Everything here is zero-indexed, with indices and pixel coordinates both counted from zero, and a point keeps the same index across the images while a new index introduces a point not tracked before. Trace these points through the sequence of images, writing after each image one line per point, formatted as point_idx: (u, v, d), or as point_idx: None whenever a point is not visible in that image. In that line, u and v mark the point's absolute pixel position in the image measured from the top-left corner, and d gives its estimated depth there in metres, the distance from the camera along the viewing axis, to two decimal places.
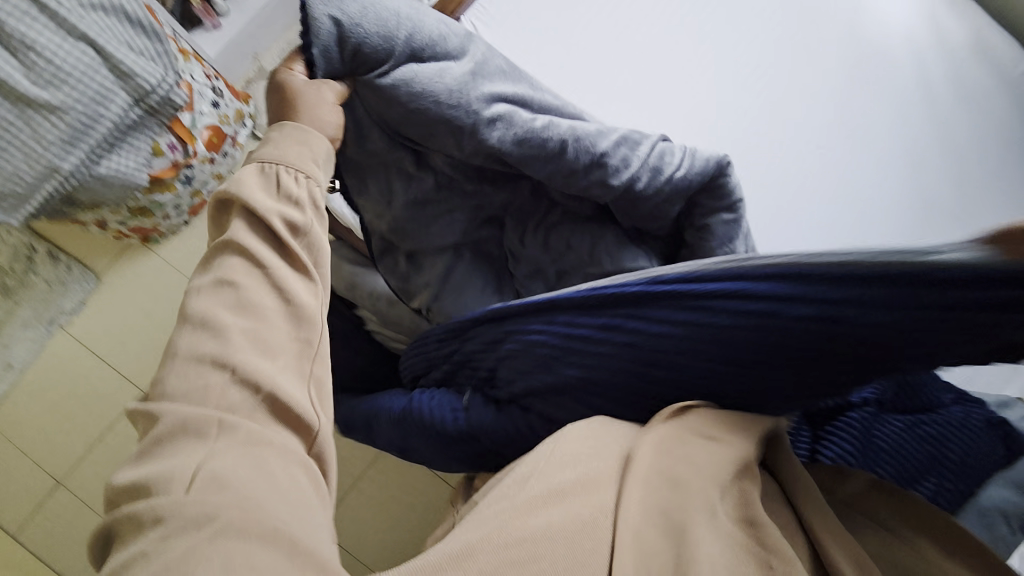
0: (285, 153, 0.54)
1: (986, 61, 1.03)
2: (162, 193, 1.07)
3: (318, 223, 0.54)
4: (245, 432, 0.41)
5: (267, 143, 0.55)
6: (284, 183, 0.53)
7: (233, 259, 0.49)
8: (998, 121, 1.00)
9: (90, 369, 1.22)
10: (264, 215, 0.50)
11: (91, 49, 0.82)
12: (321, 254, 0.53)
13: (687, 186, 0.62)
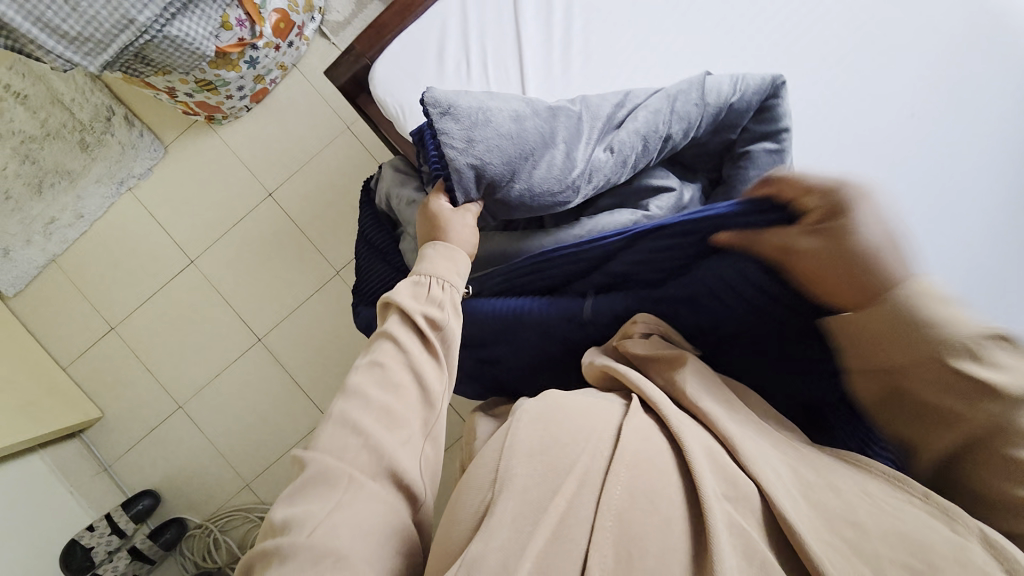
0: (435, 263, 0.58)
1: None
2: (228, 70, 1.11)
3: (453, 319, 0.55)
4: (363, 493, 0.42)
5: (421, 260, 0.59)
6: (436, 289, 0.56)
7: (386, 346, 0.51)
8: None
9: (149, 233, 1.33)
10: (412, 315, 0.52)
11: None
12: (452, 349, 0.54)
13: (737, 121, 0.70)
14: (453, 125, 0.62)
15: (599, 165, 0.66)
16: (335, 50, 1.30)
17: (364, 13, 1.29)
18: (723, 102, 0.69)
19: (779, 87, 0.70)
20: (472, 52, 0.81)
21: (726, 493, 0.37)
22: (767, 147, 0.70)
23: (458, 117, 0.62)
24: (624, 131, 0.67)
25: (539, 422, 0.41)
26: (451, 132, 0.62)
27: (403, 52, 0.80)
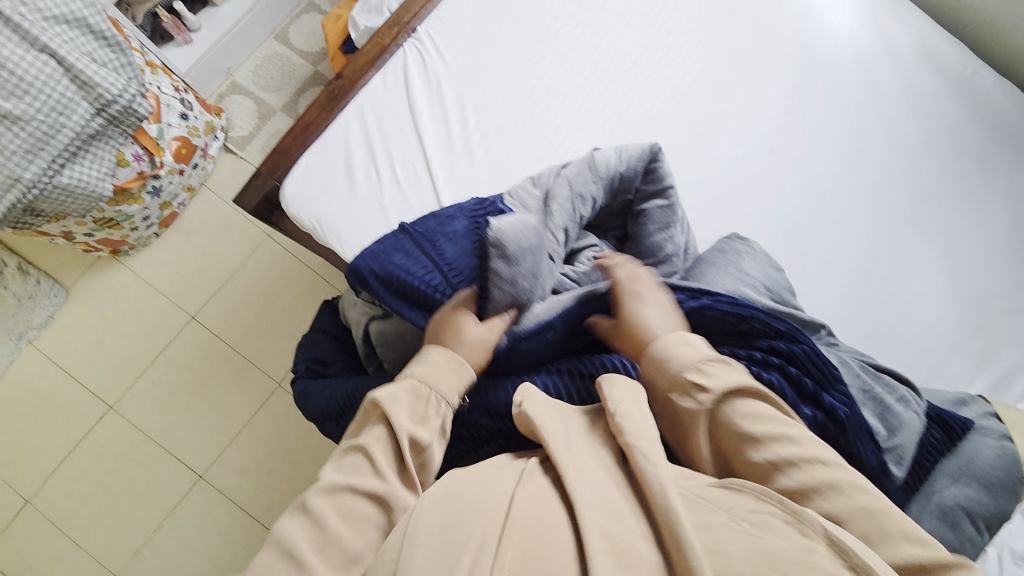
0: (441, 378, 0.57)
1: (938, 64, 1.05)
2: (130, 205, 1.07)
3: (439, 443, 0.55)
4: None
5: (425, 363, 0.58)
6: (435, 409, 0.55)
7: (358, 461, 0.52)
8: (948, 125, 1.02)
9: (59, 384, 1.21)
10: (398, 441, 0.52)
11: (53, 61, 0.81)
12: (429, 475, 0.55)
13: (628, 186, 0.78)
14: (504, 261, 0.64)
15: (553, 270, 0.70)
16: (243, 163, 1.30)
17: (268, 125, 1.32)
18: (612, 171, 0.76)
19: (657, 151, 0.78)
20: (379, 158, 0.84)
21: (609, 549, 0.40)
22: (659, 203, 0.77)
23: (516, 254, 0.64)
24: (550, 228, 0.71)
25: (446, 504, 0.45)
26: (504, 270, 0.64)
27: (310, 171, 0.82)
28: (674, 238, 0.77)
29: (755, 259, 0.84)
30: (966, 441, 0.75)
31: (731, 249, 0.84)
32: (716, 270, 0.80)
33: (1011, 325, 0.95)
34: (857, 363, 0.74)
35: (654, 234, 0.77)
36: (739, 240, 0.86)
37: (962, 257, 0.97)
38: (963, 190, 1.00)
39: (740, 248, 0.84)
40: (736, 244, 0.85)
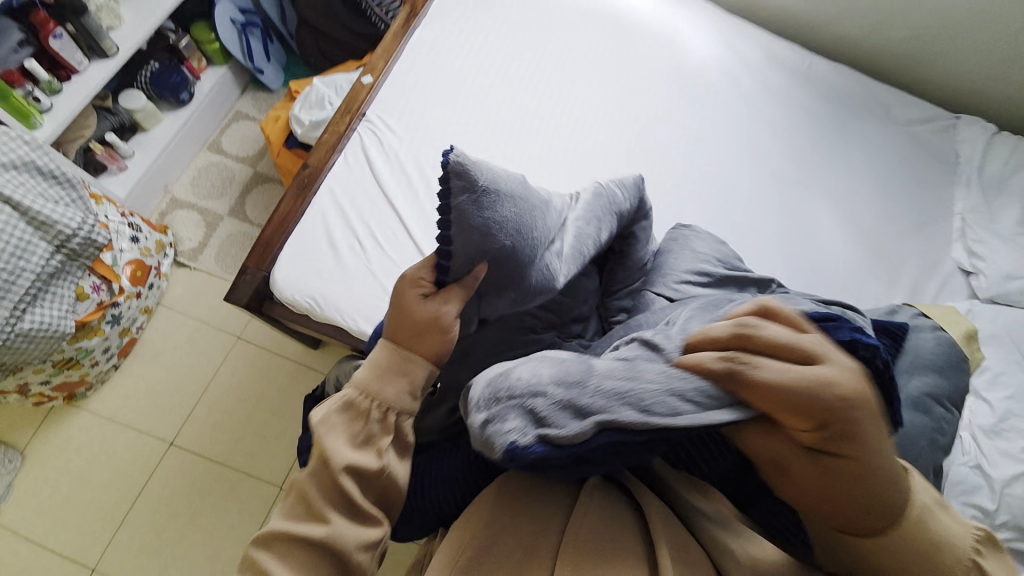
0: (387, 386, 0.54)
1: (783, 65, 1.31)
2: (90, 338, 1.02)
3: (390, 460, 0.53)
4: None
5: (369, 368, 0.55)
6: (383, 422, 0.54)
7: (298, 506, 0.50)
8: (807, 106, 1.27)
9: (27, 560, 1.06)
10: (335, 478, 0.49)
11: (10, 208, 0.81)
12: (385, 493, 0.53)
13: None
14: (475, 205, 0.51)
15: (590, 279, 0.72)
16: (198, 273, 1.29)
17: (217, 232, 1.32)
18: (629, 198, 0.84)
19: None
20: (358, 230, 0.89)
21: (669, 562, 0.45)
22: None
23: (487, 193, 0.52)
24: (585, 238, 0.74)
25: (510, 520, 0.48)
26: (471, 216, 0.51)
27: (295, 256, 0.85)
28: None
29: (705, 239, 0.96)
30: (910, 341, 0.88)
31: (683, 236, 0.96)
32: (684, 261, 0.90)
33: (902, 247, 1.17)
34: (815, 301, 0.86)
35: None
36: (683, 229, 0.99)
37: (851, 203, 1.19)
38: (835, 153, 1.24)
39: (685, 234, 0.97)
40: (683, 232, 0.98)
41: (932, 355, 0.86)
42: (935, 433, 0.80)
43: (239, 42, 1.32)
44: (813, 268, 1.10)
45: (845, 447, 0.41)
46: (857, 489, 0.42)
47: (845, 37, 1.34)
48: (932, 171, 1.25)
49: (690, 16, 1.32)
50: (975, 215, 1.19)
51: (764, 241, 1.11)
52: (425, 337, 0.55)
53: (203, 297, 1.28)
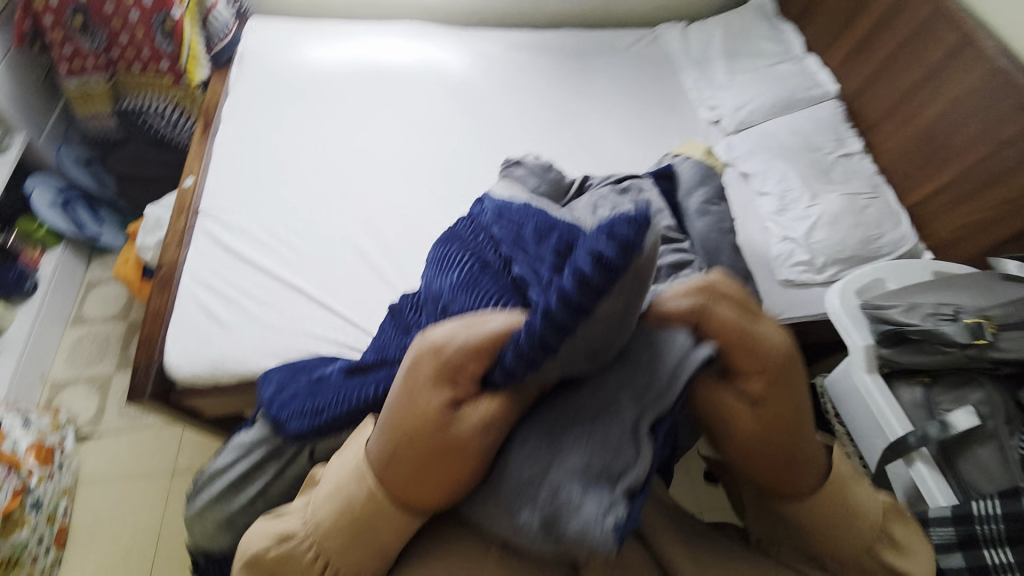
0: (342, 546, 0.49)
1: (522, 41, 1.64)
2: (19, 531, 1.00)
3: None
4: None
5: (327, 494, 0.50)
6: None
7: None
8: (551, 61, 1.60)
9: None
10: None
11: None
12: None
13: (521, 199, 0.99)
14: (623, 289, 0.41)
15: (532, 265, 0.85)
16: (109, 436, 1.28)
17: (113, 390, 1.33)
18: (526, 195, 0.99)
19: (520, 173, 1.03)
20: (231, 296, 1.00)
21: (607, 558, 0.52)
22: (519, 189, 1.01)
23: (634, 290, 0.42)
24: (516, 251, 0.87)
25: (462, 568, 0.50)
26: (614, 304, 0.41)
27: (180, 339, 0.93)
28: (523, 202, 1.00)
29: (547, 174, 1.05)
30: (678, 174, 1.11)
31: (501, 177, 1.05)
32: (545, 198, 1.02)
33: (662, 128, 1.50)
34: (608, 191, 0.98)
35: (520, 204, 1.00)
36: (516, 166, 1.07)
37: (612, 114, 1.51)
38: (585, 85, 1.56)
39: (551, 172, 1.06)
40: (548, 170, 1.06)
41: (693, 175, 1.10)
42: (719, 223, 1.03)
43: (64, 217, 1.39)
44: (607, 167, 1.39)
45: (786, 388, 0.48)
46: (807, 472, 0.51)
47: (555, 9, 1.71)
48: (656, 72, 1.63)
49: (429, 36, 1.55)
50: (698, 85, 1.57)
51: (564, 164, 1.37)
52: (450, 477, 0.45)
53: (123, 454, 1.27)
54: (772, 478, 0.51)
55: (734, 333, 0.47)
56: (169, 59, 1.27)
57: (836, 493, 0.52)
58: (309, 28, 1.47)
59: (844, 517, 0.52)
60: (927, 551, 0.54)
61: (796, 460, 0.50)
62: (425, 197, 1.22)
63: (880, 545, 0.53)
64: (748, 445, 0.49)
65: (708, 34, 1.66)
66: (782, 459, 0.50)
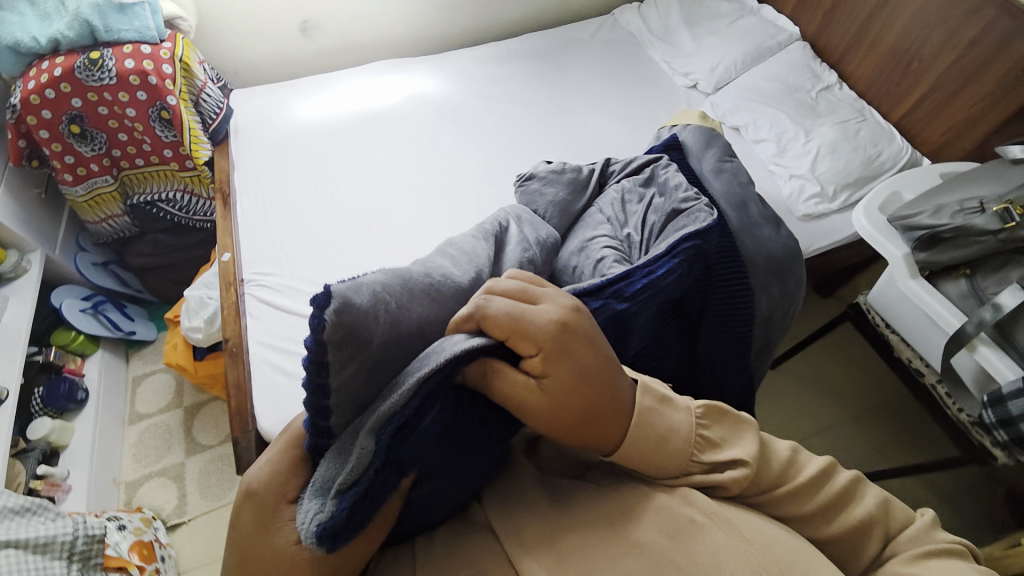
0: None
1: (493, 53, 1.70)
2: None
3: None
4: None
5: None
6: None
7: None
8: (525, 65, 1.66)
9: None
10: None
11: (11, 546, 0.83)
12: None
13: (555, 205, 1.02)
14: (345, 363, 0.49)
15: (603, 268, 0.88)
16: (196, 522, 1.29)
17: (187, 476, 1.35)
18: (559, 206, 1.02)
19: (543, 181, 1.06)
20: (301, 351, 1.02)
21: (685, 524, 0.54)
22: (548, 195, 1.04)
23: (367, 332, 0.50)
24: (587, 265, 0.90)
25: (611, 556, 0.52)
26: (364, 342, 0.50)
27: (266, 404, 0.96)
28: (552, 207, 1.02)
29: (566, 173, 1.07)
30: (684, 143, 1.17)
31: (521, 193, 1.09)
32: (567, 197, 1.04)
33: (647, 104, 1.57)
34: (628, 184, 1.03)
35: (556, 210, 1.02)
36: (528, 178, 1.10)
37: (597, 101, 1.58)
38: (564, 80, 1.63)
39: (570, 171, 1.07)
40: (568, 170, 1.07)
41: (698, 139, 1.16)
42: (736, 177, 1.09)
43: (99, 322, 1.40)
44: (606, 151, 1.44)
45: (561, 355, 0.54)
46: (616, 418, 0.56)
47: (515, 16, 1.77)
48: (624, 53, 1.70)
49: (407, 69, 1.60)
50: (669, 56, 1.65)
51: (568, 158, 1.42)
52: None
53: (214, 534, 1.27)
54: (602, 440, 0.56)
55: (502, 315, 0.54)
56: (171, 147, 1.27)
57: (644, 418, 0.57)
58: (292, 87, 1.51)
59: (658, 441, 0.56)
60: (745, 433, 0.59)
61: (604, 414, 0.55)
62: (450, 220, 1.26)
63: (700, 449, 0.58)
64: (549, 419, 0.55)
65: (665, 7, 1.73)
66: (586, 421, 0.55)
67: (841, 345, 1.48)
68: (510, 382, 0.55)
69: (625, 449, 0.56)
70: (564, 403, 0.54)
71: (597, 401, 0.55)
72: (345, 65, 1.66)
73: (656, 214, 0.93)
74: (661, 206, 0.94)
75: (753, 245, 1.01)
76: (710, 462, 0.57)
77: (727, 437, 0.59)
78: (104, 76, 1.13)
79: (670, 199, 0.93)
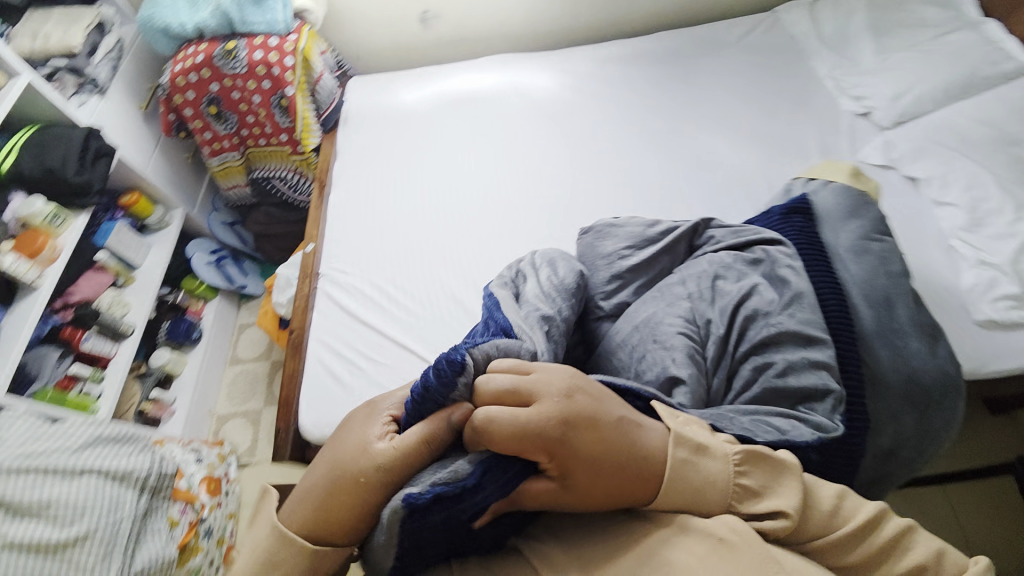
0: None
1: (618, 49, 1.50)
2: (195, 556, 1.14)
3: None
4: None
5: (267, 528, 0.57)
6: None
7: None
8: (653, 69, 1.44)
9: None
10: None
11: (97, 474, 0.96)
12: None
13: (628, 268, 0.92)
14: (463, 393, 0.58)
15: (677, 366, 0.72)
16: (261, 465, 1.46)
17: (262, 423, 1.52)
18: (631, 269, 0.92)
19: (619, 240, 0.97)
20: (352, 356, 1.06)
21: None
22: (622, 254, 0.95)
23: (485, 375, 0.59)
24: (648, 354, 0.76)
25: None
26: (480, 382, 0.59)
27: (311, 402, 1.01)
28: (625, 269, 0.92)
29: (651, 235, 0.96)
30: (816, 205, 0.93)
31: (592, 245, 1.00)
32: (646, 259, 0.92)
33: (793, 129, 1.27)
34: (729, 258, 0.87)
35: (626, 273, 0.92)
36: (602, 228, 1.02)
37: (729, 119, 1.32)
38: (691, 89, 1.39)
39: (656, 234, 0.96)
40: (653, 232, 0.96)
41: (839, 205, 0.91)
42: (882, 264, 0.84)
43: (219, 273, 1.61)
44: (722, 185, 1.21)
45: (562, 451, 0.50)
46: (638, 486, 0.52)
47: (653, 8, 1.54)
48: (780, 62, 1.39)
49: (519, 63, 1.49)
50: (838, 72, 1.31)
51: (674, 186, 1.22)
52: (360, 485, 0.55)
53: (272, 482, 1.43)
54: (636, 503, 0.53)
55: (506, 429, 0.51)
56: (287, 131, 1.37)
57: (672, 477, 0.52)
58: (404, 75, 1.51)
59: (693, 492, 0.52)
60: (786, 481, 0.53)
61: (632, 483, 0.52)
62: (522, 240, 1.17)
63: (738, 497, 0.53)
64: (578, 502, 0.52)
65: (848, 6, 1.37)
66: (615, 498, 0.52)
67: (1000, 499, 1.11)
68: (535, 485, 0.53)
69: (663, 503, 0.53)
70: (593, 486, 0.51)
71: (619, 475, 0.51)
72: (461, 54, 1.61)
73: (762, 311, 0.77)
74: (768, 302, 0.78)
75: (886, 360, 0.77)
76: (753, 489, 0.53)
77: (769, 483, 0.53)
78: (236, 65, 1.24)
79: (777, 305, 0.77)
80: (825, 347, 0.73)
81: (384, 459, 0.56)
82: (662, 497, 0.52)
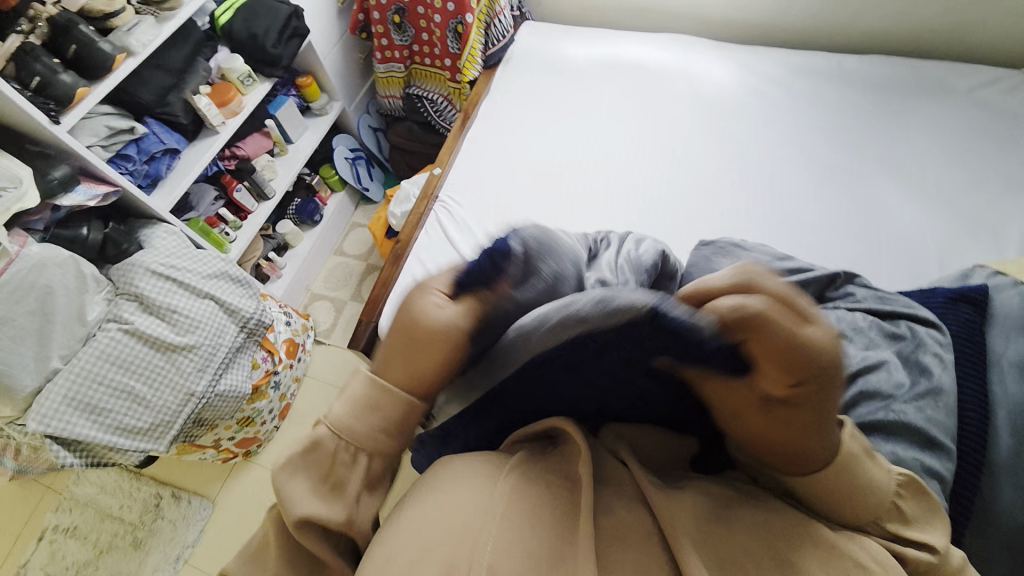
0: (355, 425, 0.49)
1: (816, 63, 1.34)
2: (260, 400, 1.30)
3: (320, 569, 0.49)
4: None
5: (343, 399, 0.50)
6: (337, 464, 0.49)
7: None
8: (847, 96, 1.27)
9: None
10: None
11: (213, 302, 1.13)
12: None
13: None
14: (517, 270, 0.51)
15: None
16: (331, 347, 1.62)
17: (343, 313, 1.67)
18: None
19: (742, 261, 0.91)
20: None
21: None
22: None
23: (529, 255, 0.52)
24: None
25: None
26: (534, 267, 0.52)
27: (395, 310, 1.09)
28: None
29: (780, 268, 0.88)
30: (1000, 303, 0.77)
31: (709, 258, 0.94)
32: None
33: (996, 209, 1.07)
34: (864, 321, 0.79)
35: None
36: (728, 244, 0.95)
37: (918, 174, 1.14)
38: (884, 128, 1.21)
39: (785, 269, 0.88)
40: (782, 266, 0.89)
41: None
42: None
43: (351, 170, 1.73)
44: (879, 244, 1.06)
45: (818, 390, 0.42)
46: (817, 459, 0.47)
47: (873, 28, 1.35)
48: (1011, 128, 1.16)
49: (699, 49, 1.39)
50: None
51: (822, 227, 1.10)
52: (436, 350, 0.48)
53: (336, 366, 1.58)
54: (802, 470, 0.48)
55: (774, 342, 0.40)
56: (452, 58, 1.43)
57: (849, 465, 0.47)
58: (576, 30, 1.48)
59: (855, 491, 0.48)
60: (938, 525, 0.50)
61: (820, 450, 0.46)
62: (636, 230, 1.13)
63: (887, 517, 0.49)
64: (765, 436, 0.46)
65: None
66: (798, 454, 0.46)
67: None
68: (736, 395, 0.44)
69: (824, 484, 0.47)
70: (796, 432, 0.45)
71: (818, 439, 0.46)
72: (641, 25, 1.54)
73: (881, 388, 0.69)
74: (889, 380, 0.70)
75: (1010, 503, 0.61)
76: (904, 517, 0.49)
77: (921, 519, 0.50)
78: None
79: (905, 389, 0.68)
80: (944, 457, 0.62)
81: (460, 328, 0.48)
82: (827, 482, 0.47)
